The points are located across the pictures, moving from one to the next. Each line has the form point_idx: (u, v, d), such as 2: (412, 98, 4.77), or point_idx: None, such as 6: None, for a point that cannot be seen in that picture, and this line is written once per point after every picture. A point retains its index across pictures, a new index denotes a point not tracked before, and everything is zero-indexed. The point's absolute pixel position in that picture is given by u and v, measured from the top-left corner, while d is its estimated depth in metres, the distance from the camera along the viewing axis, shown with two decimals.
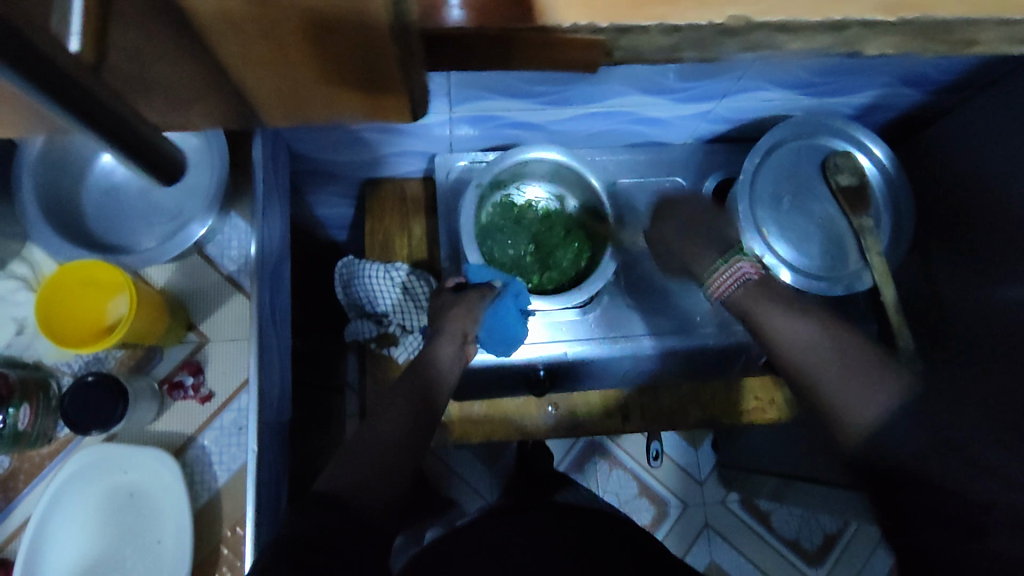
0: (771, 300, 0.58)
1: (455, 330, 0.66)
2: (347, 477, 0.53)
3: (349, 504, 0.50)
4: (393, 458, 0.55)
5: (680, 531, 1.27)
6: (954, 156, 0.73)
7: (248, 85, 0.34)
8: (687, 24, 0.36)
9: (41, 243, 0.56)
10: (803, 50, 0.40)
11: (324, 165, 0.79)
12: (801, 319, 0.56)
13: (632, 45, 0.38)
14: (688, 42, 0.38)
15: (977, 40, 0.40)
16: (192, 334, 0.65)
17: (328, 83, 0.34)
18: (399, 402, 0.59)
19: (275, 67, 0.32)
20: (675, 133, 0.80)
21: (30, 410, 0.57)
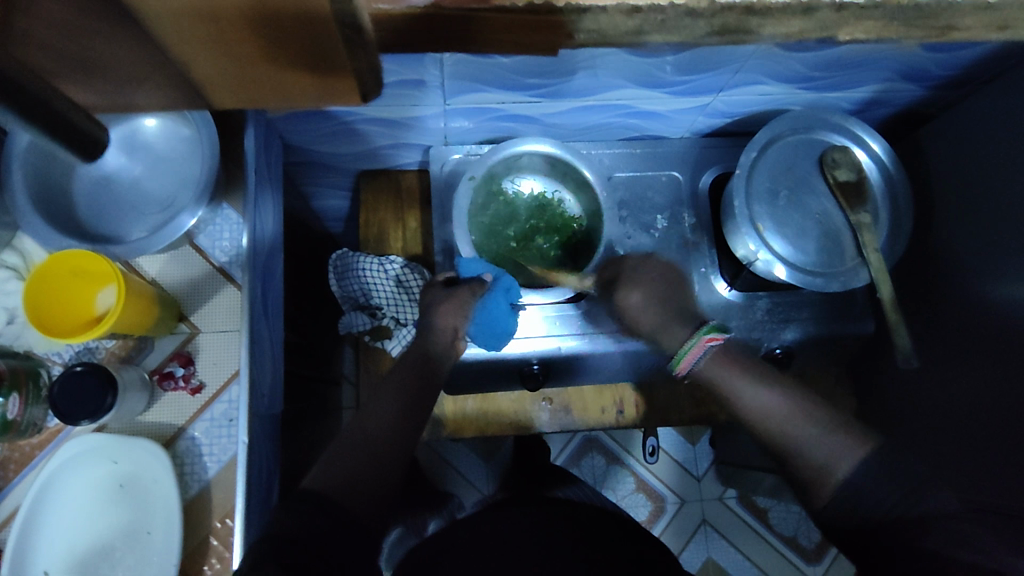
0: (737, 364, 0.63)
1: (444, 327, 0.66)
2: (336, 472, 0.53)
3: (338, 502, 0.50)
4: (382, 455, 0.56)
5: (677, 527, 1.27)
6: (953, 153, 0.72)
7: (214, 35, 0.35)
8: (646, 4, 0.42)
9: (31, 233, 0.55)
10: (769, 27, 0.46)
11: (319, 157, 0.79)
12: (763, 387, 0.60)
13: (594, 26, 0.44)
14: (649, 23, 0.44)
15: (954, 25, 0.47)
16: (183, 326, 0.65)
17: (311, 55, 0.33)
18: (387, 399, 0.60)
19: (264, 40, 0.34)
20: (672, 126, 0.79)
21: (19, 400, 0.57)
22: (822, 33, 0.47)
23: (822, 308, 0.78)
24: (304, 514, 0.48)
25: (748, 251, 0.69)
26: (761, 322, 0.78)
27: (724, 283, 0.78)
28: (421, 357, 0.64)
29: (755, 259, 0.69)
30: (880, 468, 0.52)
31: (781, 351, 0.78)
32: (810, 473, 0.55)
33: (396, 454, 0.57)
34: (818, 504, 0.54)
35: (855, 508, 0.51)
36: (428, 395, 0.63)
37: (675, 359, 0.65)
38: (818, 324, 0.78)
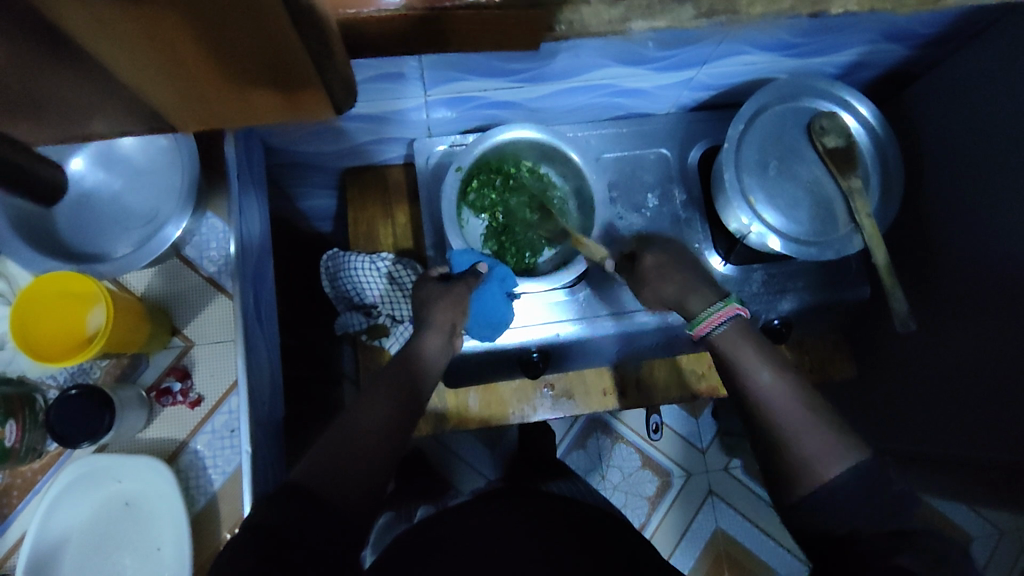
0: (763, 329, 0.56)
1: (442, 323, 0.64)
2: (324, 467, 0.51)
3: (326, 504, 0.49)
4: (373, 448, 0.54)
5: (684, 501, 1.28)
6: (943, 111, 0.71)
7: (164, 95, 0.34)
8: None
9: (14, 257, 0.54)
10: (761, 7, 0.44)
11: (301, 157, 0.77)
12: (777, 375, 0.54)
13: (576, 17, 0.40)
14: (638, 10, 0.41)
15: None
16: (177, 339, 0.64)
17: None
18: (385, 385, 0.58)
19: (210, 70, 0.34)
20: (658, 103, 0.78)
21: (16, 426, 0.56)
22: None
23: (817, 276, 0.78)
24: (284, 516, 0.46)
25: (741, 224, 0.69)
26: (757, 295, 0.77)
27: (719, 258, 0.77)
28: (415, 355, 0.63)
29: (749, 232, 0.69)
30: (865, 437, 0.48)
31: (780, 323, 0.77)
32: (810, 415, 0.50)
33: (390, 447, 0.55)
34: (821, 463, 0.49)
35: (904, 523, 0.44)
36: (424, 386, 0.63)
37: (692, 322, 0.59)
38: (814, 292, 0.78)
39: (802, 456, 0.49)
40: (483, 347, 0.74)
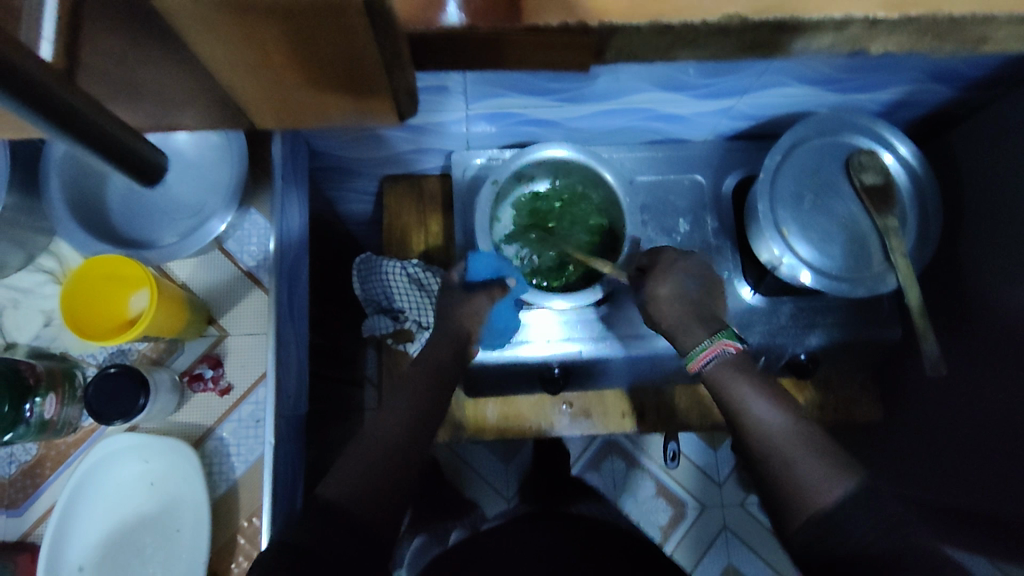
0: (748, 374, 0.59)
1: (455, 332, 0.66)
2: (353, 480, 0.53)
3: (349, 512, 0.50)
4: (399, 456, 0.56)
5: (696, 534, 1.26)
6: (986, 155, 0.70)
7: (231, 84, 0.36)
8: (679, 22, 0.35)
9: (66, 236, 0.57)
10: (802, 44, 0.38)
11: (343, 162, 0.79)
12: (775, 406, 0.56)
13: (625, 45, 0.37)
14: (682, 42, 0.37)
15: (986, 38, 0.38)
16: (212, 328, 0.66)
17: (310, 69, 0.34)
18: (402, 401, 0.60)
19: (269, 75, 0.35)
20: (696, 129, 0.79)
21: (55, 400, 0.60)
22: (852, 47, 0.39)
23: (848, 312, 0.77)
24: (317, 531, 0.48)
25: (772, 256, 0.69)
26: (784, 327, 0.77)
27: (747, 288, 0.77)
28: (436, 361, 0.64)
29: (779, 264, 0.68)
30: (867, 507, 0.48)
31: (806, 357, 0.77)
32: (794, 489, 0.50)
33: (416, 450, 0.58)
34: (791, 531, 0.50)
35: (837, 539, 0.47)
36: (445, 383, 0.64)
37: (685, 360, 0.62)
38: (843, 329, 0.77)
39: (801, 483, 0.50)
40: (502, 357, 0.75)
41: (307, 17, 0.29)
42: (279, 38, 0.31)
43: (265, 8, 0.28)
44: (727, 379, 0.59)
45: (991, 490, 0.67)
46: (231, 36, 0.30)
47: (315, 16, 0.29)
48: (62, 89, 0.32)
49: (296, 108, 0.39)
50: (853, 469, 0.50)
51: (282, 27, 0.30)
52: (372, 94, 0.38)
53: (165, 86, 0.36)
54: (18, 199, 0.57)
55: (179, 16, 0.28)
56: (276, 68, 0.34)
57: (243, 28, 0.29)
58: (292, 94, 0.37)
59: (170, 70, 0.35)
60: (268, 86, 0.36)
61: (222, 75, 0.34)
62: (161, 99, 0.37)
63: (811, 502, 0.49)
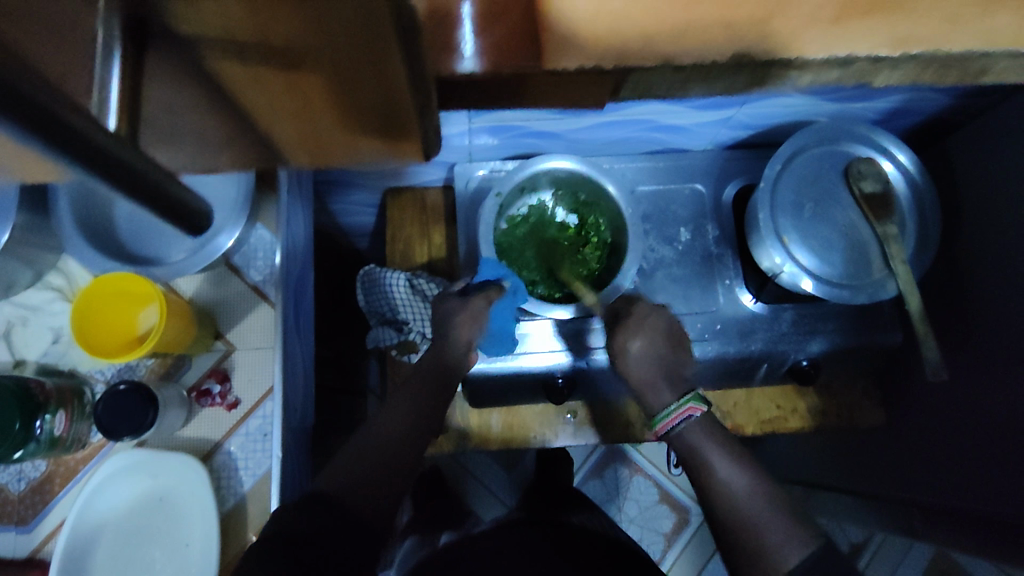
0: (718, 438, 0.61)
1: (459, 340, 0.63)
2: (350, 471, 0.55)
3: (341, 502, 0.53)
4: (397, 447, 0.58)
5: (700, 541, 1.26)
6: (983, 162, 0.71)
7: (270, 133, 0.31)
8: (694, 61, 0.31)
9: (76, 255, 0.59)
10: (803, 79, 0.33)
11: (346, 175, 0.80)
12: (735, 466, 0.58)
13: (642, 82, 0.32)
14: (697, 78, 0.32)
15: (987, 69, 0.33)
16: (219, 343, 0.67)
17: (341, 109, 0.30)
18: (406, 394, 0.62)
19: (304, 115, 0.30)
20: (696, 139, 0.80)
21: (65, 416, 0.60)
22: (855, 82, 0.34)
23: (849, 318, 0.77)
24: (300, 525, 0.49)
25: (773, 263, 0.69)
26: (786, 335, 0.77)
27: (749, 295, 0.77)
28: (440, 359, 0.63)
29: (781, 272, 0.69)
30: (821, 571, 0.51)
31: (808, 363, 0.78)
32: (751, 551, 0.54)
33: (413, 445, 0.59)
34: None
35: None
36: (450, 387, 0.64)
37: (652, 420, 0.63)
38: (845, 335, 0.77)
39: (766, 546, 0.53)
40: (499, 368, 0.75)
41: (351, 64, 0.26)
42: (321, 87, 0.28)
43: (311, 60, 0.26)
44: (699, 443, 0.61)
45: (990, 493, 0.68)
46: (275, 89, 0.28)
47: (362, 63, 0.26)
48: (133, 156, 0.24)
49: (327, 155, 0.34)
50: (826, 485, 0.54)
51: (318, 66, 0.26)
52: (402, 137, 0.34)
53: (207, 140, 0.30)
54: (27, 219, 0.58)
55: (228, 73, 0.26)
56: (312, 107, 0.29)
57: (287, 79, 0.27)
58: (323, 137, 0.32)
59: (202, 129, 0.29)
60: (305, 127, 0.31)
61: (266, 121, 0.30)
62: (198, 152, 0.30)
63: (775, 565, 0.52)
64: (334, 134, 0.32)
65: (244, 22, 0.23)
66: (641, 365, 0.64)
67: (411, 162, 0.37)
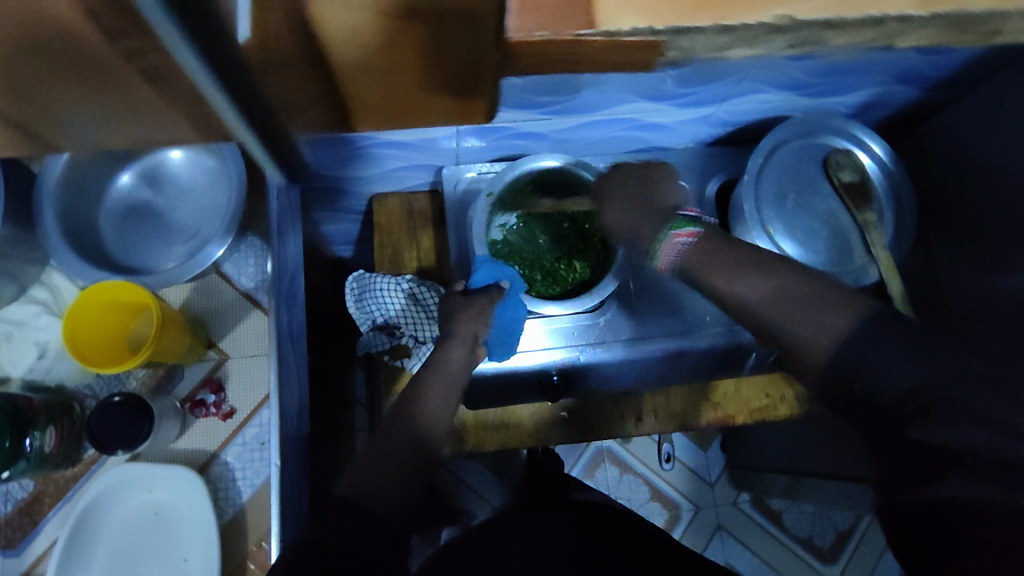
0: (715, 255, 0.56)
1: (465, 334, 0.66)
2: (367, 474, 0.53)
3: (367, 505, 0.50)
4: (412, 452, 0.56)
5: (692, 535, 1.27)
6: (954, 150, 0.74)
7: (349, 88, 0.44)
8: (738, 23, 0.36)
9: (62, 265, 0.57)
10: (840, 40, 0.38)
11: (333, 181, 0.80)
12: (752, 274, 0.53)
13: (686, 45, 0.37)
14: (739, 40, 0.37)
15: (1001, 30, 0.38)
16: (212, 352, 0.67)
17: (426, 81, 0.44)
18: (412, 399, 0.61)
19: (386, 75, 0.42)
20: (677, 137, 0.81)
21: (55, 433, 0.61)
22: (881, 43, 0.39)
23: None
24: (339, 522, 0.48)
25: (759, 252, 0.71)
26: None
27: None
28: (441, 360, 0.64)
29: None
30: (881, 332, 0.46)
31: None
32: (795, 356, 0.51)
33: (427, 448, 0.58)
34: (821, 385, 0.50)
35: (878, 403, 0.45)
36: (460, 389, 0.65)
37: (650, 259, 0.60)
38: None
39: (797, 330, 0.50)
40: (496, 368, 0.78)
41: (450, 28, 0.37)
42: (421, 36, 0.37)
43: (408, 9, 0.34)
44: (704, 266, 0.56)
45: None
46: (374, 48, 0.38)
47: (451, 24, 0.36)
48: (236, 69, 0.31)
49: (397, 103, 0.48)
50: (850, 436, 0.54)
51: (421, 35, 0.37)
52: (464, 94, 0.48)
53: (293, 89, 0.39)
54: (9, 231, 0.57)
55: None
56: (399, 76, 0.43)
57: (392, 41, 0.38)
58: (400, 97, 0.47)
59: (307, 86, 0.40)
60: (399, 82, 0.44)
61: (353, 81, 0.43)
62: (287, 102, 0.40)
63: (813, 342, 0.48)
64: (410, 86, 0.45)
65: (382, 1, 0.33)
66: None
67: (471, 106, 0.51)
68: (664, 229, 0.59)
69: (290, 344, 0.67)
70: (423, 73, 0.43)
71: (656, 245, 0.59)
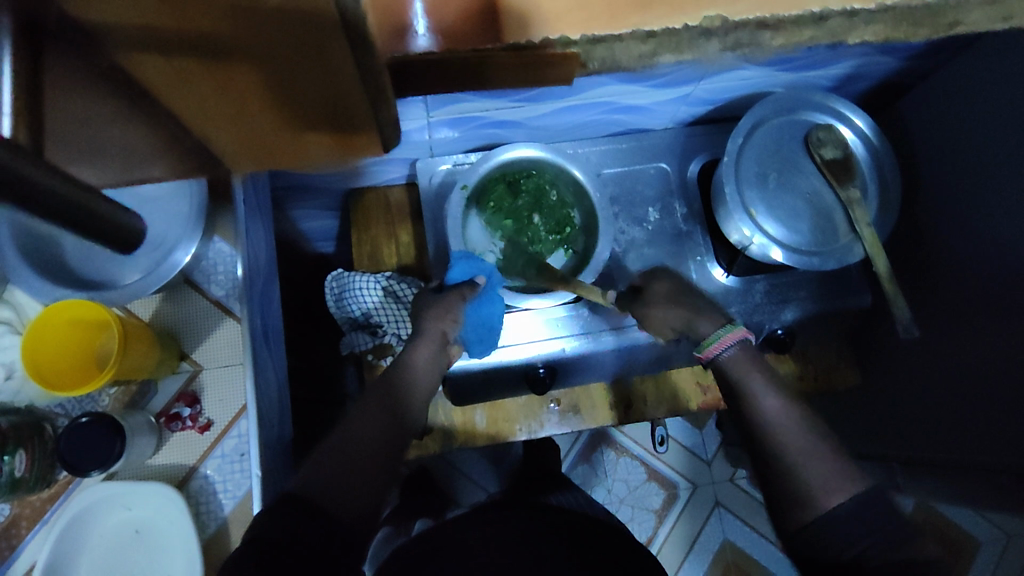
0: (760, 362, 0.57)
1: (434, 332, 0.65)
2: (326, 477, 0.52)
3: (324, 510, 0.49)
4: (375, 453, 0.56)
5: (690, 514, 1.27)
6: (938, 120, 0.72)
7: (207, 135, 0.36)
8: (660, 28, 0.33)
9: (25, 286, 0.57)
10: (778, 39, 0.35)
11: (305, 180, 0.77)
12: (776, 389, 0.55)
13: (606, 55, 0.34)
14: (665, 46, 0.34)
15: (959, 22, 0.36)
16: (185, 364, 0.69)
17: (290, 116, 0.36)
18: (373, 399, 0.60)
19: (237, 116, 0.35)
20: (656, 118, 0.79)
21: (25, 456, 0.61)
22: (830, 41, 0.36)
23: (819, 286, 0.78)
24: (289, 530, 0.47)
25: (742, 236, 0.70)
26: (760, 305, 0.78)
27: (720, 270, 0.78)
28: (410, 363, 0.63)
29: (750, 244, 0.69)
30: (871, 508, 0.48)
31: (783, 332, 0.78)
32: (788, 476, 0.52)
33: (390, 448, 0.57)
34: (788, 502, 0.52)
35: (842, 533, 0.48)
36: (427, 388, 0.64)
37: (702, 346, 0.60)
38: (816, 301, 0.78)
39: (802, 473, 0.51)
40: (479, 364, 0.75)
41: (289, 65, 0.30)
42: (257, 79, 0.31)
43: (249, 64, 0.30)
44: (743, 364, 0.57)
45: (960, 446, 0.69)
46: (201, 90, 0.31)
47: (291, 64, 0.30)
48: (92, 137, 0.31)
49: (273, 151, 0.40)
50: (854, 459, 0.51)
51: (261, 77, 0.31)
52: (350, 132, 0.39)
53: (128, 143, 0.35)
54: None
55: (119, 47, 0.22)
56: (256, 114, 0.35)
57: (213, 72, 0.30)
58: (270, 136, 0.38)
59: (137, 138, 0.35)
60: (248, 120, 0.35)
61: (203, 127, 0.35)
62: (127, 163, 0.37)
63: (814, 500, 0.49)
64: (286, 139, 0.39)
65: (177, 30, 0.26)
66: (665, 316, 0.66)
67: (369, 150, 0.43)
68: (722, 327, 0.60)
69: (269, 345, 0.68)
70: (285, 110, 0.35)
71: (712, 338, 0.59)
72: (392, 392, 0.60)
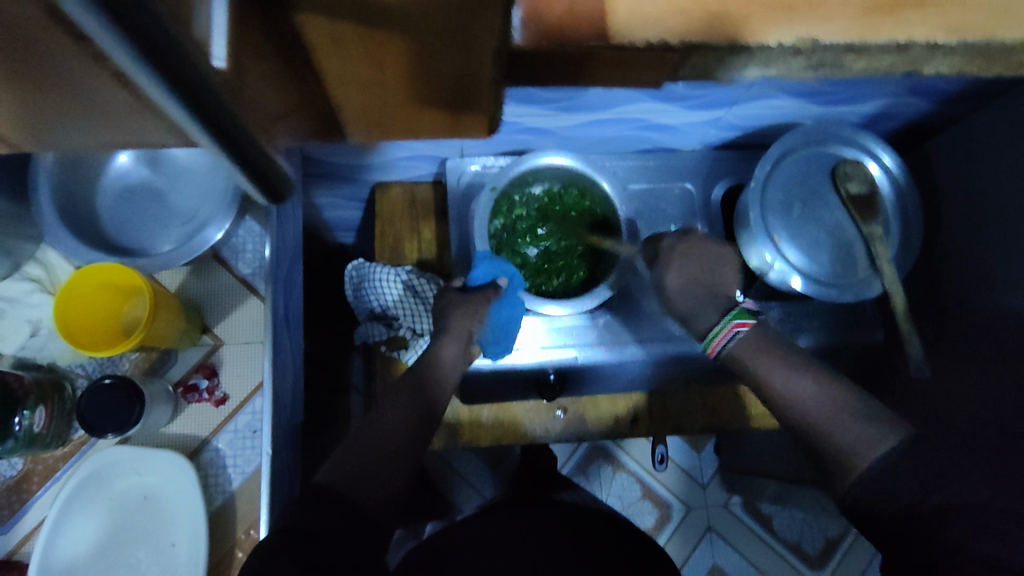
0: (770, 352, 0.59)
1: (460, 330, 0.66)
2: (350, 467, 0.54)
3: (348, 496, 0.51)
4: (402, 448, 0.57)
5: (681, 535, 1.27)
6: (963, 166, 0.73)
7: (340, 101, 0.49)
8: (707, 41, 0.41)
9: (58, 245, 0.58)
10: (862, 63, 0.44)
11: (335, 169, 0.79)
12: (798, 372, 0.56)
13: (691, 57, 0.42)
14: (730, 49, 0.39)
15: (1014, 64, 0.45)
16: (205, 338, 0.70)
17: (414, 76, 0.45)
18: (399, 393, 0.61)
19: (364, 51, 0.41)
20: (685, 140, 0.80)
21: (43, 413, 0.63)
22: (907, 67, 0.45)
23: (833, 317, 0.79)
24: (315, 511, 0.48)
25: (763, 261, 0.71)
26: None
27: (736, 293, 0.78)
28: (436, 359, 0.64)
29: (770, 270, 0.70)
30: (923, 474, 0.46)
31: None
32: (837, 455, 0.51)
33: (416, 444, 0.58)
34: (840, 490, 0.50)
35: (879, 497, 0.47)
36: (445, 389, 0.64)
37: (703, 344, 0.62)
38: (829, 333, 0.79)
39: (840, 445, 0.51)
40: (491, 365, 0.76)
41: (433, 37, 0.39)
42: (409, 54, 0.41)
43: (402, 32, 0.38)
44: (754, 357, 0.59)
45: None
46: (360, 58, 0.41)
47: (444, 30, 0.38)
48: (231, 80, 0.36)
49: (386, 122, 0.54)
50: (898, 427, 0.50)
51: (409, 49, 0.40)
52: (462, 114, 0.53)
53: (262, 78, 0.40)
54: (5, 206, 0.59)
55: (319, 33, 0.38)
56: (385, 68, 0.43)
57: (376, 43, 0.39)
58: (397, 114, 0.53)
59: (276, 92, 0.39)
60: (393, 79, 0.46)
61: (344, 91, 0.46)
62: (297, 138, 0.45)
63: (858, 463, 0.49)
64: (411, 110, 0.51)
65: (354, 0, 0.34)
66: (682, 292, 0.64)
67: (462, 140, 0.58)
68: (723, 316, 0.61)
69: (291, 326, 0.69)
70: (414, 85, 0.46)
71: (713, 331, 0.61)
72: (420, 387, 0.61)
